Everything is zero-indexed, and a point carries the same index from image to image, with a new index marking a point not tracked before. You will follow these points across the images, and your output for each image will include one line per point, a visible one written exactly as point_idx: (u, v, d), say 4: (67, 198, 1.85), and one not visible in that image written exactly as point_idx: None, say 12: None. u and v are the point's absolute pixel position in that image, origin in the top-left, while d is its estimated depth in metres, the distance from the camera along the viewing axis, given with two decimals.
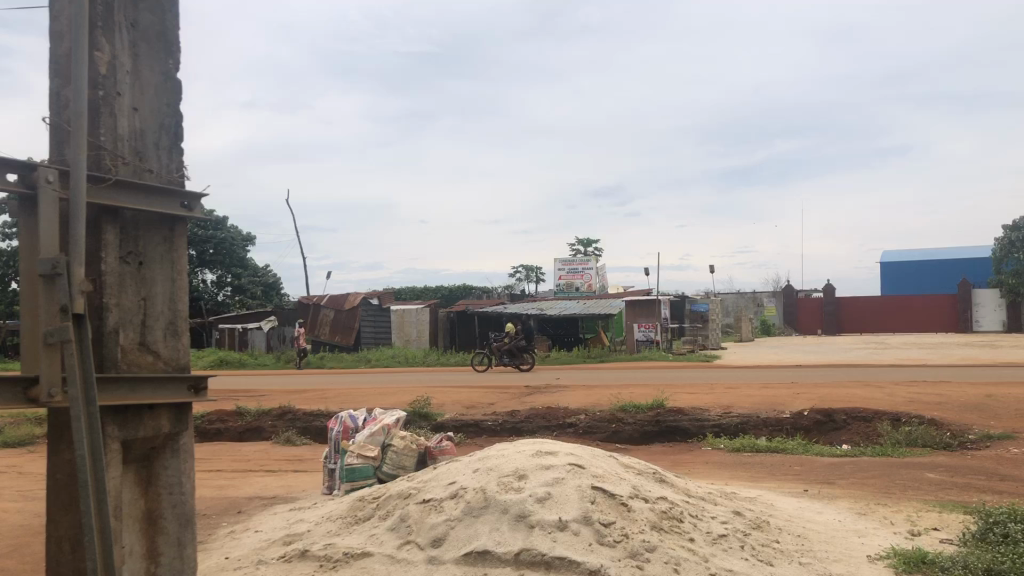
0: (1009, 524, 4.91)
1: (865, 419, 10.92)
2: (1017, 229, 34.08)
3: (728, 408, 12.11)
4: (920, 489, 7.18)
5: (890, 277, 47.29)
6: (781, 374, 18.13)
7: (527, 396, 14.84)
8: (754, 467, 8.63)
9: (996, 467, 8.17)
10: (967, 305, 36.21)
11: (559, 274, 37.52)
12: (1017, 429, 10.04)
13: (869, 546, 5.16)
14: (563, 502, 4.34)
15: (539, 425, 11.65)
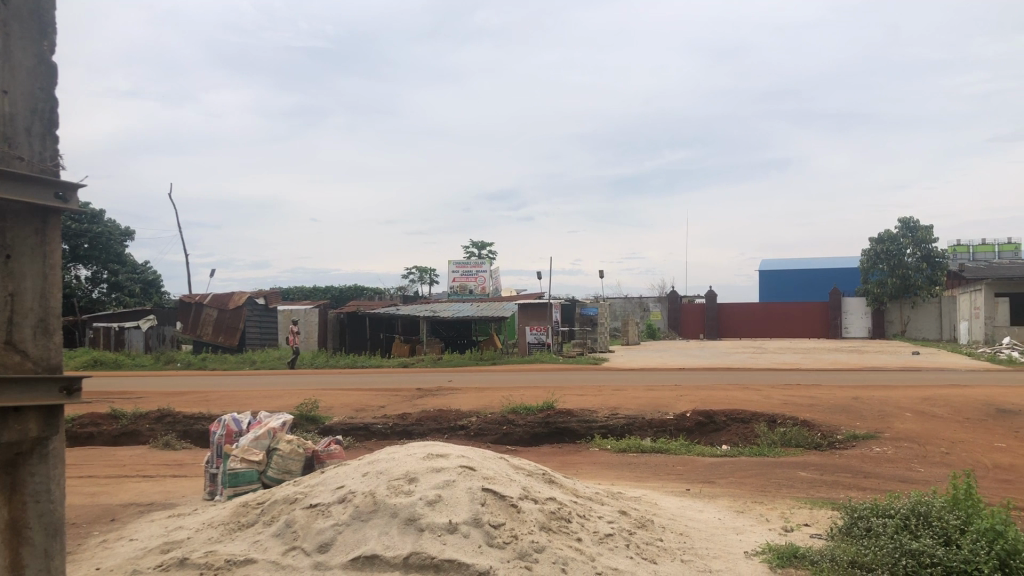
0: (872, 519, 5.23)
1: (743, 420, 11.40)
2: (881, 241, 36.30)
3: (615, 409, 12.40)
4: (793, 486, 7.56)
5: (766, 284, 49.59)
6: (666, 377, 18.74)
7: (418, 398, 14.73)
8: (640, 468, 8.86)
9: (861, 465, 8.69)
10: (837, 314, 38.40)
11: (452, 276, 37.48)
12: (879, 430, 10.72)
13: (746, 542, 5.38)
14: (453, 504, 4.34)
15: (430, 428, 11.59)
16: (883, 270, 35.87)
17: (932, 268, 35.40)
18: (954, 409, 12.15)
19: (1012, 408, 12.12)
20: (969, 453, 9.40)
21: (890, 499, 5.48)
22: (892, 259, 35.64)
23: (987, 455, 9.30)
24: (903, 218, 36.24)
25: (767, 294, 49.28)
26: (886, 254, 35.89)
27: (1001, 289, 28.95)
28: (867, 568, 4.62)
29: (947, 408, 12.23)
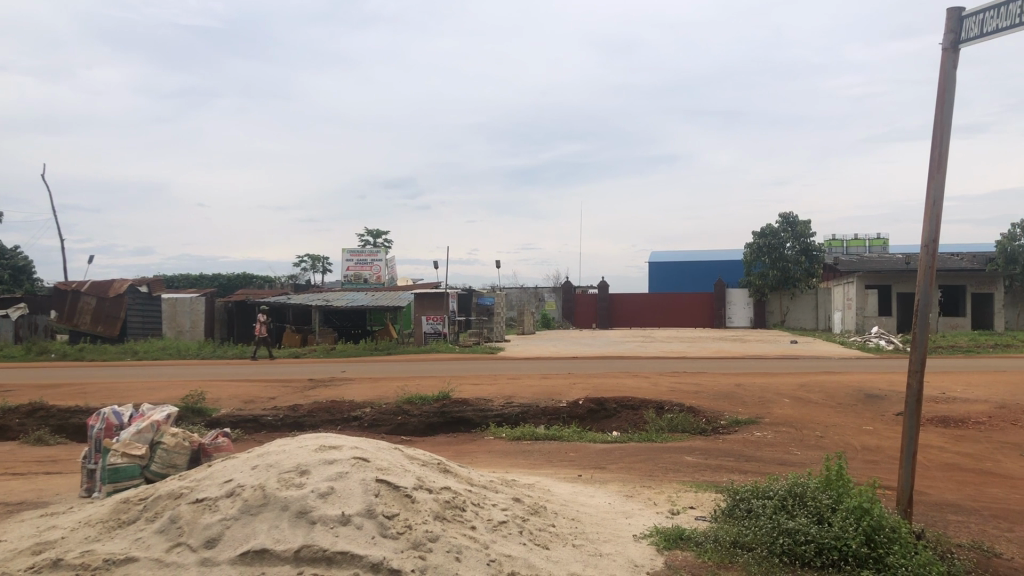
0: (753, 500, 5.50)
1: (632, 407, 11.73)
2: (764, 235, 37.69)
3: (510, 397, 12.53)
4: (679, 471, 7.83)
5: (656, 275, 50.99)
6: (560, 365, 19.05)
7: (310, 389, 14.44)
8: (534, 455, 9.00)
9: (743, 449, 9.09)
10: (722, 303, 39.95)
11: (346, 265, 36.87)
12: (759, 414, 11.25)
13: (635, 526, 5.54)
14: (346, 496, 4.29)
15: (322, 419, 11.40)
16: (765, 262, 37.45)
17: (810, 261, 37.20)
18: (827, 394, 12.87)
19: (878, 393, 12.94)
20: (841, 436, 9.98)
21: (769, 481, 5.77)
22: (773, 253, 37.15)
23: (857, 438, 9.90)
24: (783, 213, 37.75)
25: (657, 284, 50.70)
26: (768, 247, 37.33)
27: (871, 282, 30.74)
28: (747, 547, 4.90)
29: (821, 394, 12.93)
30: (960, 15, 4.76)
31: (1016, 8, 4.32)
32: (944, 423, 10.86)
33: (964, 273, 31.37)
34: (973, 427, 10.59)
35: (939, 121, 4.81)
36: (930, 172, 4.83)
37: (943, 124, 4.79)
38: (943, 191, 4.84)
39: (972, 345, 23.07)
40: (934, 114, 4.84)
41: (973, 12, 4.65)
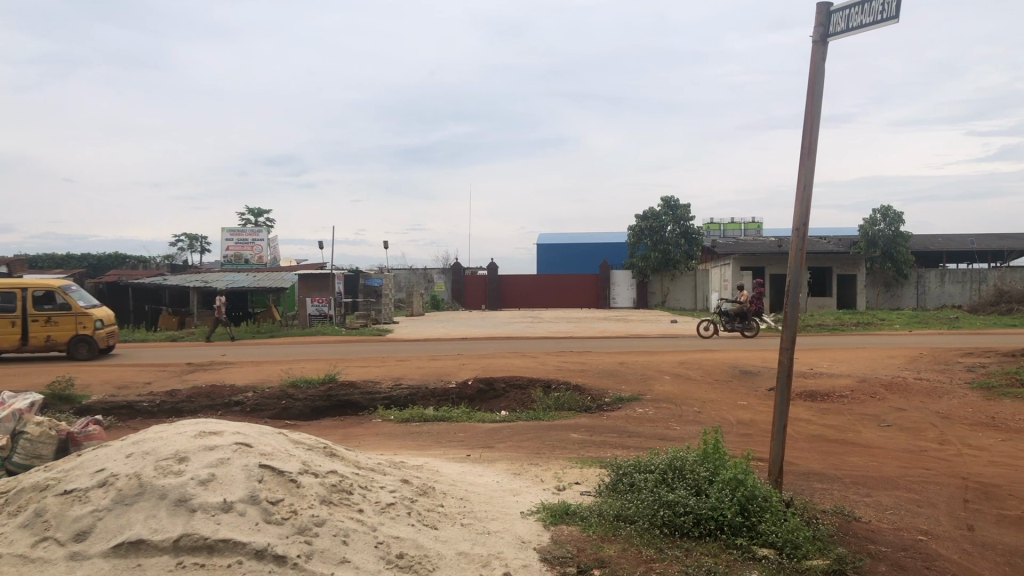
0: (636, 474, 5.68)
1: (520, 387, 11.89)
2: (646, 218, 38.73)
3: (398, 379, 12.46)
4: (565, 447, 8.00)
5: (543, 257, 51.68)
6: (448, 345, 19.07)
7: (189, 374, 13.91)
8: (422, 437, 8.97)
9: (626, 426, 9.36)
10: (606, 284, 40.88)
11: (226, 245, 35.62)
12: (642, 392, 11.61)
13: (522, 503, 5.63)
14: (228, 483, 4.16)
15: (202, 404, 11.03)
16: (647, 244, 38.50)
17: (689, 244, 38.54)
18: (705, 371, 13.43)
19: (752, 370, 13.60)
20: (717, 412, 10.42)
21: (651, 455, 5.98)
22: (654, 235, 38.25)
23: (733, 413, 10.37)
24: (665, 197, 38.92)
25: (544, 266, 51.35)
26: (650, 230, 38.44)
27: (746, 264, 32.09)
28: (630, 520, 5.07)
29: (700, 371, 13.49)
30: (828, 10, 5.00)
31: (879, 5, 4.58)
32: (811, 397, 11.52)
33: (830, 256, 33.32)
34: (837, 400, 11.29)
35: (810, 110, 5.06)
36: (802, 157, 5.08)
37: (813, 114, 5.04)
38: (813, 177, 5.10)
39: (837, 324, 24.52)
40: (805, 104, 5.08)
41: (840, 7, 4.90)
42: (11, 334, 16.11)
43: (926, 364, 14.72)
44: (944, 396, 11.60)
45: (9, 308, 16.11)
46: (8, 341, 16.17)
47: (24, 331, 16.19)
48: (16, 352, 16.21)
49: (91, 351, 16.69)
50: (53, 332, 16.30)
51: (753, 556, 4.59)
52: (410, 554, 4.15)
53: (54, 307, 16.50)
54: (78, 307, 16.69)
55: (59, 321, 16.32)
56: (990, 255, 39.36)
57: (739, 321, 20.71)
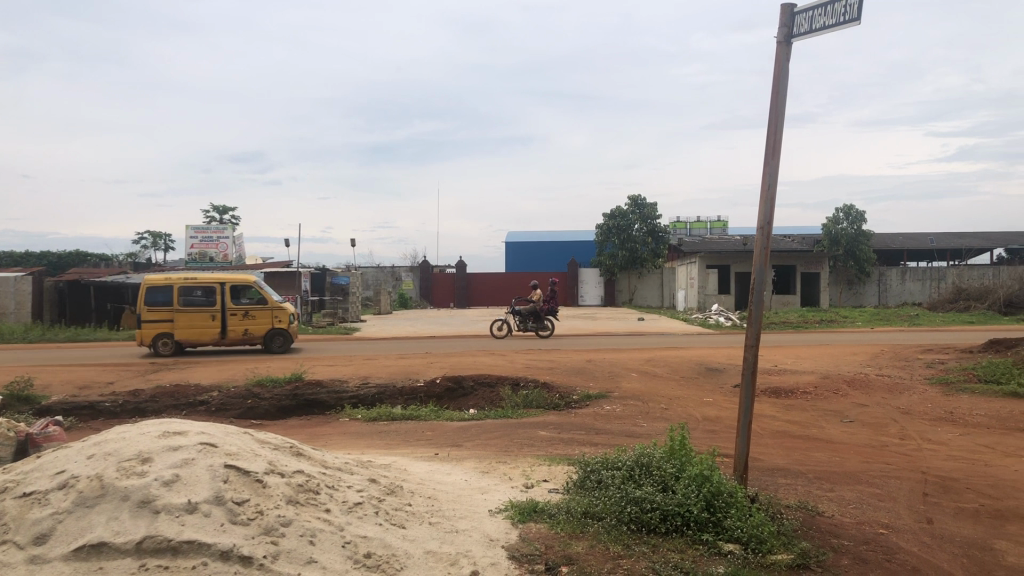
0: (603, 471, 5.71)
1: (488, 385, 11.90)
2: (613, 216, 38.93)
3: (365, 378, 12.40)
4: (534, 445, 8.01)
5: (511, 255, 51.72)
6: (418, 343, 19.02)
7: (152, 373, 13.70)
8: (390, 435, 8.94)
9: (594, 423, 9.39)
10: (574, 282, 41.04)
11: (190, 243, 35.17)
12: (610, 389, 11.67)
13: (490, 501, 5.63)
14: (192, 484, 4.10)
15: (166, 404, 10.88)
16: (614, 243, 38.70)
17: (656, 242, 38.83)
18: (671, 368, 13.54)
19: (717, 367, 13.73)
20: (684, 408, 10.52)
21: (618, 452, 6.02)
22: (621, 233, 38.43)
23: (699, 409, 10.47)
24: (632, 195, 39.15)
25: (513, 264, 51.38)
26: (617, 228, 38.65)
27: (711, 262, 32.41)
28: (597, 516, 5.10)
29: (666, 368, 13.59)
30: (792, 11, 5.06)
31: (840, 7, 4.66)
32: (776, 393, 11.68)
33: (795, 254, 33.80)
34: (800, 397, 11.45)
35: (774, 111, 5.12)
36: (766, 157, 5.14)
37: (777, 114, 5.11)
38: (777, 176, 5.16)
39: (801, 321, 24.87)
40: (769, 104, 5.14)
41: (803, 9, 4.97)
42: (213, 326, 17.01)
43: (887, 361, 14.99)
44: (905, 392, 11.82)
45: (209, 302, 16.95)
46: (210, 332, 17.08)
47: (225, 323, 17.13)
48: (216, 344, 17.13)
49: (284, 343, 17.79)
50: (250, 324, 17.35)
51: (719, 551, 4.64)
52: (378, 554, 4.14)
53: (249, 302, 17.47)
54: (270, 303, 17.73)
55: (254, 315, 17.36)
56: (948, 254, 40.19)
57: (534, 321, 19.91)
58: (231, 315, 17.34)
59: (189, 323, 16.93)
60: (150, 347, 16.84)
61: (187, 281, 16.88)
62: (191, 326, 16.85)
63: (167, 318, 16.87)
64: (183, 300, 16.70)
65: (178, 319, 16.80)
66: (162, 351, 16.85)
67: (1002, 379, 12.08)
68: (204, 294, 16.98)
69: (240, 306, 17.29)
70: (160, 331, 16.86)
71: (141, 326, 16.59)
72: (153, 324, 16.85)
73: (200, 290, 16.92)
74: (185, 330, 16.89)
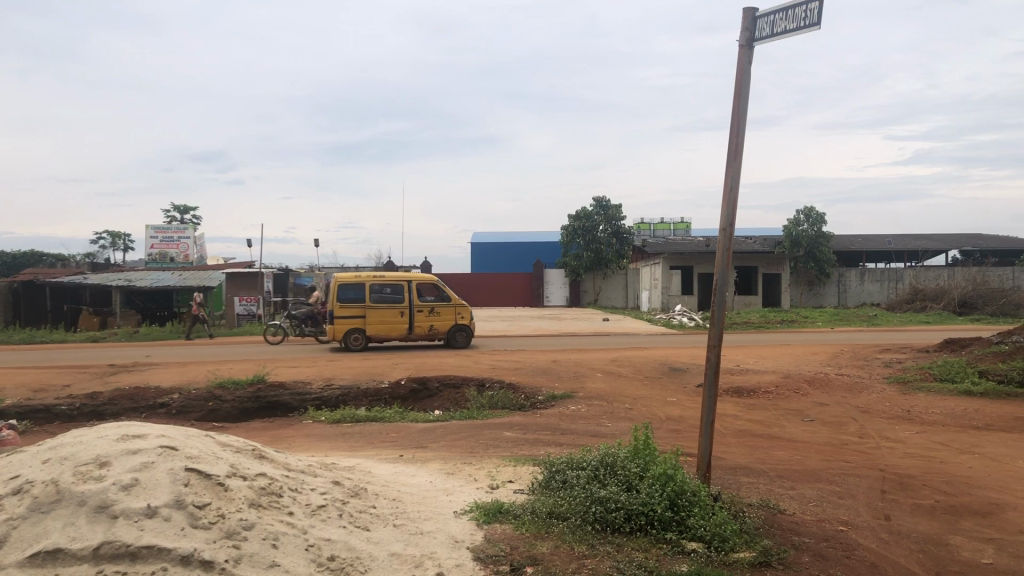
0: (568, 471, 5.74)
1: (453, 386, 11.88)
2: (578, 218, 39.11)
3: (329, 380, 12.31)
4: (499, 446, 8.02)
5: (476, 256, 51.68)
6: (383, 344, 18.91)
7: (111, 375, 13.46)
8: (354, 437, 8.87)
9: (559, 423, 9.43)
10: (539, 283, 41.13)
11: (150, 243, 34.61)
12: (574, 389, 11.72)
13: (456, 502, 5.62)
14: (152, 487, 4.04)
15: (125, 407, 10.69)
16: (579, 244, 38.88)
17: (620, 243, 39.07)
18: (635, 368, 13.64)
19: (681, 367, 13.86)
20: (648, 408, 10.59)
21: (583, 452, 6.05)
22: (587, 234, 38.65)
23: (662, 409, 10.55)
24: (597, 197, 39.34)
25: (478, 264, 51.34)
26: (581, 230, 38.86)
27: (675, 263, 32.70)
28: (562, 517, 5.11)
29: (631, 368, 13.68)
30: (753, 15, 5.13)
31: (801, 12, 4.73)
32: (738, 392, 11.82)
33: (756, 255, 34.24)
34: (762, 396, 11.60)
35: (736, 114, 5.18)
36: (728, 159, 5.19)
37: (739, 117, 5.16)
38: (740, 178, 5.22)
39: (762, 321, 25.20)
40: (731, 107, 5.20)
41: (764, 14, 5.04)
42: (399, 323, 17.24)
43: (846, 360, 15.24)
44: (864, 391, 12.02)
45: (400, 299, 17.21)
46: (396, 329, 17.35)
47: (411, 320, 17.39)
48: (404, 340, 17.41)
49: (466, 339, 17.99)
50: (435, 321, 17.57)
51: (683, 550, 4.68)
52: (342, 557, 4.10)
53: (434, 299, 17.70)
54: (452, 300, 17.90)
55: (439, 312, 17.55)
56: (905, 255, 40.96)
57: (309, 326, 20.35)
58: (417, 311, 17.61)
59: (382, 320, 17.17)
60: (341, 342, 17.21)
61: (376, 278, 17.13)
62: (380, 324, 17.13)
63: (357, 314, 17.17)
64: (373, 298, 16.98)
65: (368, 316, 17.11)
66: (353, 347, 17.21)
67: (957, 378, 12.34)
68: (391, 291, 17.24)
69: (426, 303, 17.55)
70: (350, 327, 17.18)
71: (334, 323, 16.93)
72: (345, 320, 17.17)
73: (389, 287, 17.17)
74: (376, 327, 17.20)
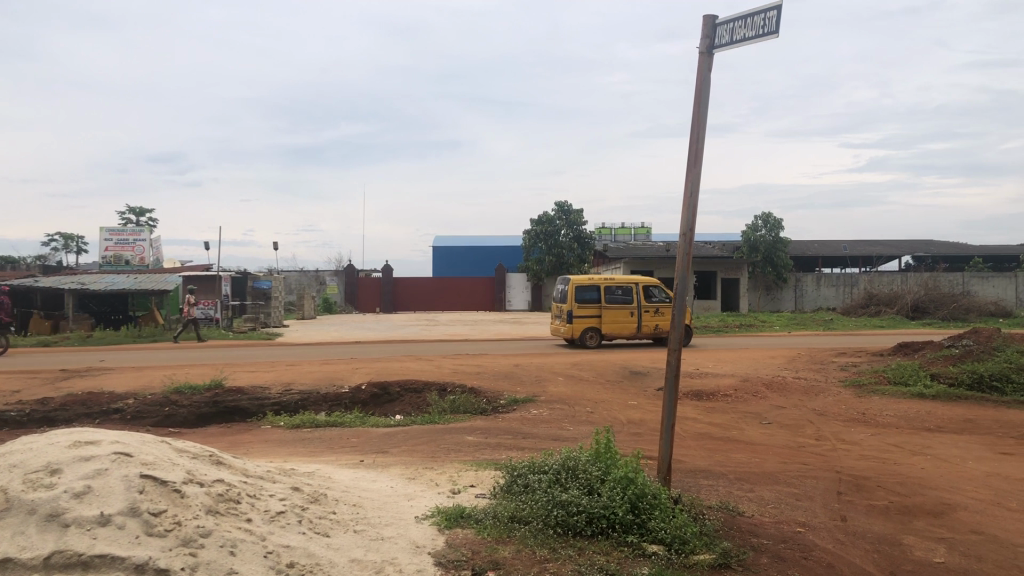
0: (530, 475, 5.74)
1: (415, 391, 11.82)
2: (540, 222, 39.20)
3: (288, 384, 12.17)
4: (460, 450, 7.99)
5: (437, 260, 51.52)
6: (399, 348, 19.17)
7: (62, 381, 13.15)
8: (314, 443, 8.77)
9: (520, 427, 9.43)
10: (501, 287, 41.15)
11: (104, 246, 33.91)
12: (537, 393, 11.73)
13: (417, 507, 5.58)
14: (106, 495, 3.95)
15: (78, 412, 10.44)
16: (541, 248, 38.98)
17: (582, 248, 39.27)
18: (596, 372, 13.71)
19: (641, 370, 13.96)
20: (609, 411, 10.64)
21: (545, 456, 6.05)
22: (549, 239, 38.84)
23: (623, 412, 10.61)
24: (559, 201, 39.48)
25: (440, 269, 51.17)
26: (544, 234, 38.98)
27: (636, 267, 32.95)
28: (524, 521, 5.10)
29: (592, 372, 13.74)
30: (714, 23, 5.19)
31: (760, 20, 4.79)
32: (697, 396, 11.93)
33: (716, 260, 34.67)
34: (721, 399, 11.73)
35: (696, 120, 5.24)
36: (688, 165, 5.25)
37: (699, 123, 5.22)
38: (699, 184, 5.28)
39: (721, 326, 25.51)
40: (692, 113, 5.25)
41: (724, 21, 5.10)
42: (630, 321, 18.66)
43: (803, 364, 15.48)
44: (820, 394, 12.22)
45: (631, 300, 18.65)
46: (626, 327, 18.77)
47: (640, 320, 18.81)
48: (632, 338, 18.79)
49: (685, 337, 19.38)
50: (660, 320, 18.95)
51: (643, 553, 4.70)
52: (301, 563, 4.06)
53: (658, 300, 19.15)
54: (672, 300, 19.36)
55: (664, 311, 18.99)
56: (860, 260, 41.72)
57: None
58: (643, 311, 19.04)
59: (615, 319, 18.63)
60: (576, 339, 18.69)
61: (608, 280, 18.71)
62: (615, 321, 18.59)
63: (592, 314, 18.66)
64: (608, 298, 18.49)
65: (602, 315, 18.62)
66: (588, 344, 18.69)
67: (910, 381, 12.59)
68: (622, 293, 18.76)
69: (652, 303, 18.99)
70: (585, 326, 18.65)
71: (573, 321, 18.42)
72: (580, 319, 18.64)
73: (619, 289, 18.72)
74: (609, 325, 18.71)
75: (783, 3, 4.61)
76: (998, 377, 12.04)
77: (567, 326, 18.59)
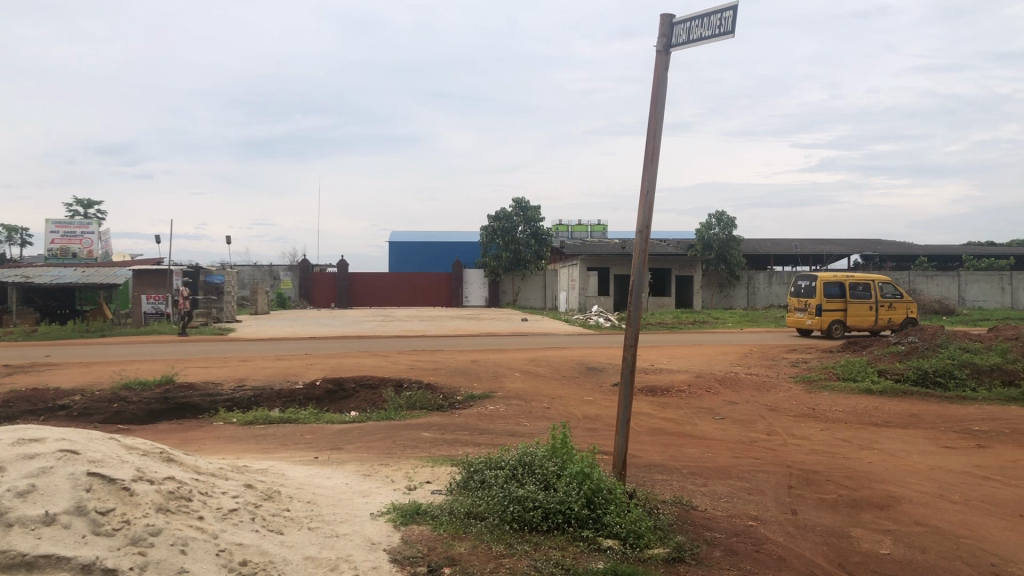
0: (486, 471, 5.74)
1: (370, 387, 11.75)
2: (498, 219, 39.09)
3: (241, 380, 12.00)
4: (416, 446, 7.96)
5: (393, 256, 51.17)
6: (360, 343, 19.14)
7: (5, 377, 12.79)
8: (266, 439, 8.66)
9: (477, 423, 9.43)
10: (458, 283, 41.04)
11: (50, 238, 33.01)
12: (494, 389, 11.74)
13: (372, 504, 5.54)
14: (50, 494, 3.84)
15: (21, 410, 10.15)
16: (498, 245, 38.91)
17: (539, 244, 39.46)
18: (553, 367, 13.79)
19: (598, 366, 14.07)
20: (565, 407, 10.69)
21: (502, 452, 6.06)
22: (506, 235, 38.73)
23: (579, 408, 10.66)
24: (516, 198, 39.50)
25: (396, 264, 50.83)
26: (501, 231, 38.87)
27: (592, 264, 33.18)
28: (480, 517, 5.10)
29: (548, 368, 13.82)
30: (670, 22, 5.23)
31: (716, 20, 4.84)
32: (652, 391, 12.06)
33: (670, 258, 35.12)
34: (676, 395, 11.87)
35: (653, 119, 5.27)
36: (645, 164, 5.28)
37: (656, 122, 5.26)
38: (656, 182, 5.32)
39: (675, 322, 25.82)
40: (649, 111, 5.29)
41: (681, 20, 5.14)
42: (869, 315, 19.93)
43: (755, 360, 15.75)
44: (771, 390, 12.44)
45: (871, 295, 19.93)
46: (865, 321, 20.08)
47: (877, 313, 20.04)
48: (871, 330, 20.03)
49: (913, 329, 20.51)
50: (893, 314, 20.20)
51: (598, 547, 4.73)
52: (254, 561, 4.00)
53: (891, 294, 20.34)
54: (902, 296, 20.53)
55: (897, 306, 20.22)
56: (809, 259, 42.55)
57: None
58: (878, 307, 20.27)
59: (856, 313, 19.95)
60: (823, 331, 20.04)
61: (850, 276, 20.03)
62: (859, 315, 19.91)
63: (838, 307, 20.01)
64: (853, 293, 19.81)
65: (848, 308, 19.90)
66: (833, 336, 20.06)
67: (858, 378, 12.88)
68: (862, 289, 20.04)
69: (885, 299, 20.22)
70: (831, 319, 20.01)
71: (822, 314, 19.84)
72: (828, 312, 20.00)
73: (860, 284, 20.00)
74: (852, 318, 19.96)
75: (739, 4, 4.66)
76: (942, 372, 12.38)
77: (817, 318, 19.97)
